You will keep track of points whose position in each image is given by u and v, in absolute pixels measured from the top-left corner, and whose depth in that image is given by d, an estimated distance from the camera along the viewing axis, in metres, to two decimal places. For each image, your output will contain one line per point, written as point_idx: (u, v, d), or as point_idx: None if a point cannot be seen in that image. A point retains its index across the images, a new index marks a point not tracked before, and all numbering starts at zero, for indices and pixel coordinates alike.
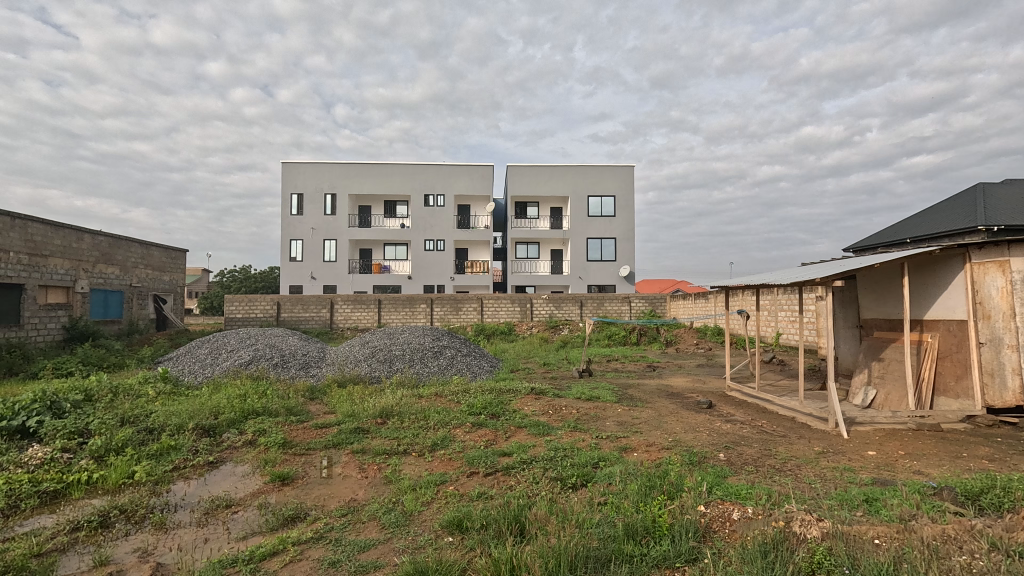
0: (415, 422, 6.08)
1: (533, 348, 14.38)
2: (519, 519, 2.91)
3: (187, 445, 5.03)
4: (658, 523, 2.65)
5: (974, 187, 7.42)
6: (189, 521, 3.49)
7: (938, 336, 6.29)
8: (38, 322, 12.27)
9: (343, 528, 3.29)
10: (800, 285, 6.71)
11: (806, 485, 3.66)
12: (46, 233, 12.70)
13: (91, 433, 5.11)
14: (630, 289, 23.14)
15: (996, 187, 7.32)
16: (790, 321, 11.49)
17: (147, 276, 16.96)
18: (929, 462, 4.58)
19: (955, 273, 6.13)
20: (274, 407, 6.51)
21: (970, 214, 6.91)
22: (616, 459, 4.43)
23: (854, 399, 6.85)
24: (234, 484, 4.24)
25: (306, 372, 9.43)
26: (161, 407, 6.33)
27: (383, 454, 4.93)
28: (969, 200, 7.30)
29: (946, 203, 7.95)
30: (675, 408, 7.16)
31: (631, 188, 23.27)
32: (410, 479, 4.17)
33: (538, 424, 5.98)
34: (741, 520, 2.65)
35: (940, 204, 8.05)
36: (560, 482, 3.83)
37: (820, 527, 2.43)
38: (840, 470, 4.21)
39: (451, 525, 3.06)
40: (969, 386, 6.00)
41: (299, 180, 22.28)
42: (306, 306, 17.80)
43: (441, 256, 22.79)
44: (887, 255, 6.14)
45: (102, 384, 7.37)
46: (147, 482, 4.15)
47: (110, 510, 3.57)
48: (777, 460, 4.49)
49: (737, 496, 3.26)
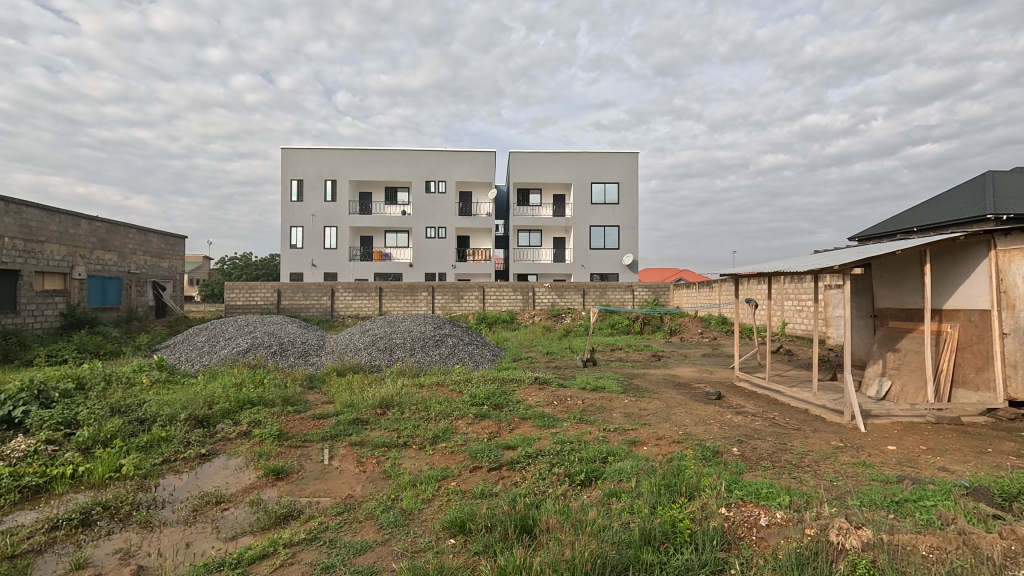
0: (416, 413, 5.89)
1: (535, 337, 14.20)
2: (527, 523, 2.70)
3: (179, 437, 4.84)
4: (678, 529, 2.44)
5: (982, 175, 7.12)
6: (176, 519, 3.30)
7: (959, 326, 6.04)
8: (35, 309, 12.09)
9: (338, 529, 3.09)
10: (813, 273, 6.45)
11: (830, 484, 3.46)
12: (41, 218, 12.45)
13: (80, 424, 4.92)
14: (633, 278, 22.86)
15: (1005, 175, 7.02)
16: (798, 310, 11.31)
17: (146, 263, 16.76)
18: (952, 458, 4.38)
19: (979, 261, 5.84)
20: (270, 396, 6.31)
21: (979, 204, 6.61)
22: (626, 455, 4.22)
23: (867, 391, 6.67)
24: (226, 479, 4.05)
25: (305, 361, 9.26)
26: (154, 397, 6.13)
27: (382, 446, 4.74)
28: (978, 188, 7.04)
29: (954, 191, 7.66)
30: (683, 399, 6.96)
31: (635, 175, 22.88)
32: (410, 474, 3.97)
33: (544, 415, 5.78)
34: (769, 526, 2.44)
35: (947, 192, 7.77)
36: (568, 478, 3.63)
37: (861, 537, 2.22)
38: (860, 466, 4.02)
39: (453, 526, 2.86)
40: (990, 378, 5.75)
41: (298, 165, 21.96)
42: (307, 293, 17.59)
43: (442, 244, 22.50)
44: (907, 243, 5.86)
45: (95, 373, 7.18)
46: (134, 475, 3.98)
47: (93, 507, 3.38)
48: (794, 456, 4.28)
49: (758, 495, 3.03)
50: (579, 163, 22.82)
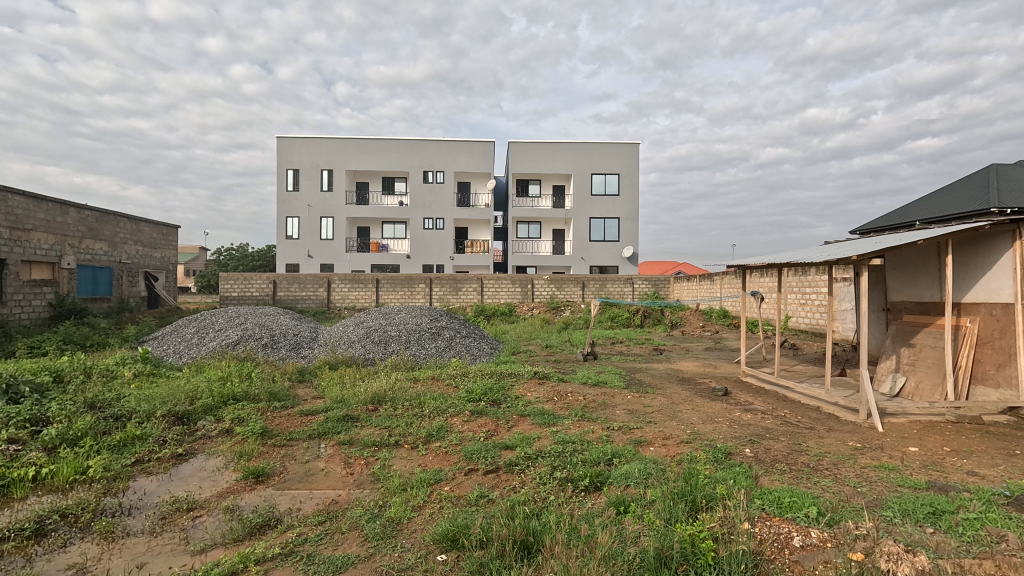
0: (409, 410, 5.58)
1: (534, 330, 13.89)
2: (527, 540, 2.42)
3: (155, 436, 4.54)
4: (700, 550, 2.15)
5: (986, 168, 6.77)
6: (142, 529, 3.01)
7: (979, 320, 5.73)
8: (22, 299, 11.73)
9: (318, 542, 2.79)
10: (826, 265, 6.10)
11: (854, 491, 3.18)
12: (27, 206, 12.07)
13: (49, 421, 4.61)
14: (632, 271, 22.55)
15: (1011, 167, 6.69)
16: (802, 304, 11.06)
17: (137, 253, 16.37)
18: (980, 461, 4.10)
19: (1004, 253, 5.50)
20: (255, 391, 6.01)
21: (982, 196, 6.30)
22: (632, 456, 3.94)
23: (880, 387, 6.38)
24: (202, 481, 3.75)
25: (297, 354, 8.95)
26: (135, 391, 5.84)
27: (372, 446, 4.44)
28: (982, 181, 6.70)
29: (956, 185, 7.35)
30: (689, 395, 6.68)
31: (636, 167, 22.50)
32: (400, 477, 3.67)
33: (543, 413, 5.48)
34: (804, 548, 2.20)
35: (950, 185, 7.44)
36: (571, 484, 3.35)
37: (915, 563, 2.00)
38: (883, 470, 3.73)
39: (444, 539, 2.58)
40: (1011, 375, 5.43)
41: (294, 155, 21.52)
42: (303, 284, 17.28)
43: (440, 235, 22.13)
44: (928, 232, 5.49)
45: (75, 365, 6.85)
46: (102, 478, 3.68)
47: (49, 515, 3.07)
48: (810, 458, 4.00)
49: (780, 505, 2.72)
50: (578, 154, 22.39)
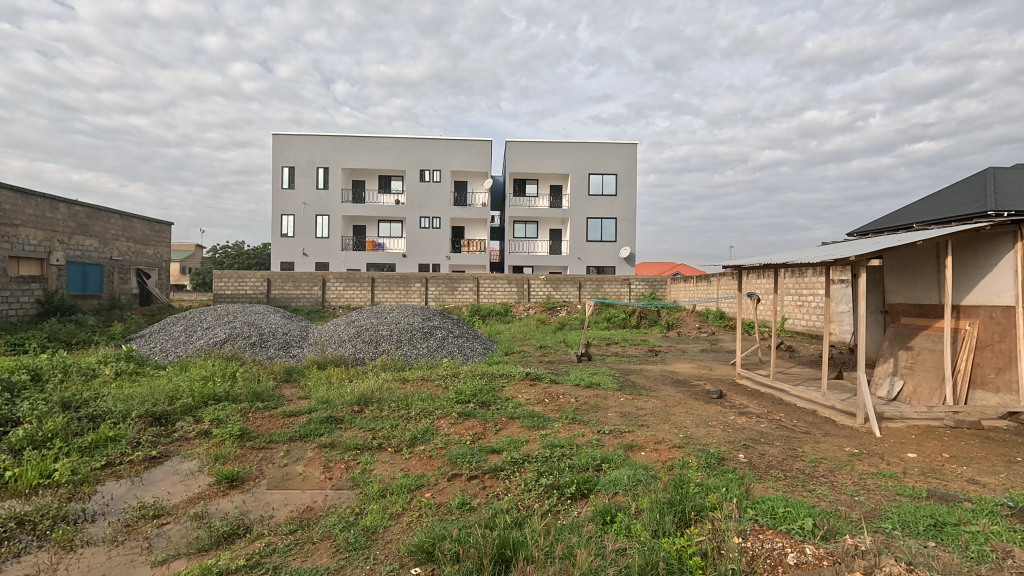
0: (395, 411, 5.43)
1: (530, 331, 13.73)
2: (506, 553, 2.29)
3: (129, 437, 4.38)
4: (687, 568, 2.04)
5: (984, 170, 6.65)
6: (103, 536, 2.86)
7: (978, 323, 5.61)
8: (9, 296, 11.53)
9: (287, 552, 2.65)
10: (825, 266, 5.96)
11: (852, 501, 3.04)
12: (16, 201, 11.86)
13: (19, 421, 4.45)
14: (628, 272, 22.46)
15: (1009, 170, 6.58)
16: (798, 305, 10.96)
17: (129, 250, 16.16)
18: (981, 468, 3.97)
19: (1004, 255, 5.37)
20: (238, 391, 5.84)
21: (979, 199, 6.18)
22: (623, 461, 3.80)
23: (878, 391, 6.27)
24: (172, 486, 3.59)
25: (285, 353, 8.78)
26: (114, 391, 5.67)
27: (354, 450, 4.28)
28: (979, 183, 6.58)
29: (953, 188, 7.23)
30: (683, 398, 6.54)
31: (632, 167, 22.38)
32: (380, 482, 3.52)
33: (533, 415, 5.35)
34: (798, 566, 2.08)
35: (948, 188, 7.32)
36: (557, 491, 3.22)
37: None
38: (881, 477, 3.61)
39: (420, 552, 2.43)
40: (1011, 380, 5.31)
41: (290, 152, 21.33)
42: (297, 282, 17.10)
43: (436, 234, 21.97)
44: (927, 233, 5.36)
45: (54, 363, 6.68)
46: (68, 483, 3.52)
47: (6, 522, 2.91)
48: (807, 464, 3.87)
49: (774, 515, 2.58)
50: (576, 154, 22.24)
